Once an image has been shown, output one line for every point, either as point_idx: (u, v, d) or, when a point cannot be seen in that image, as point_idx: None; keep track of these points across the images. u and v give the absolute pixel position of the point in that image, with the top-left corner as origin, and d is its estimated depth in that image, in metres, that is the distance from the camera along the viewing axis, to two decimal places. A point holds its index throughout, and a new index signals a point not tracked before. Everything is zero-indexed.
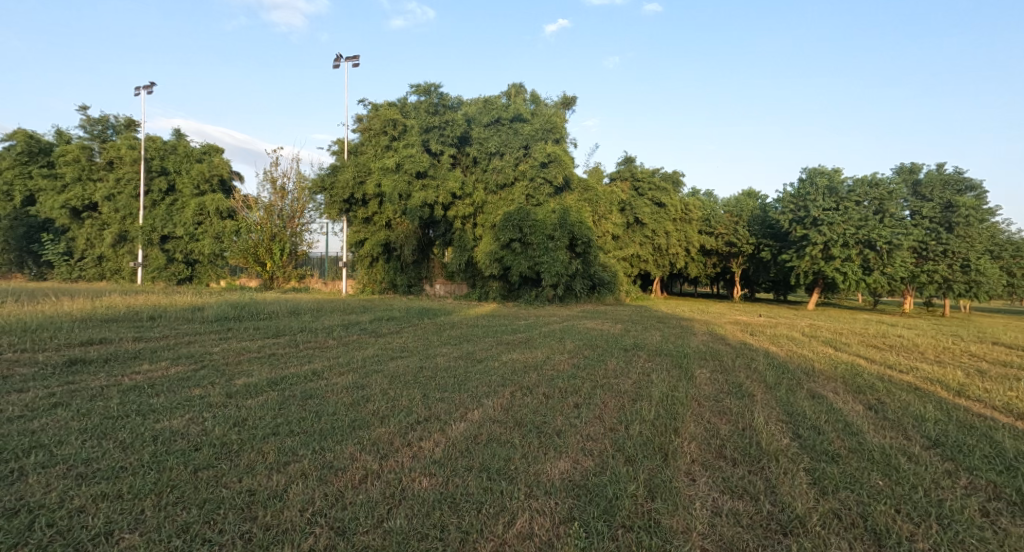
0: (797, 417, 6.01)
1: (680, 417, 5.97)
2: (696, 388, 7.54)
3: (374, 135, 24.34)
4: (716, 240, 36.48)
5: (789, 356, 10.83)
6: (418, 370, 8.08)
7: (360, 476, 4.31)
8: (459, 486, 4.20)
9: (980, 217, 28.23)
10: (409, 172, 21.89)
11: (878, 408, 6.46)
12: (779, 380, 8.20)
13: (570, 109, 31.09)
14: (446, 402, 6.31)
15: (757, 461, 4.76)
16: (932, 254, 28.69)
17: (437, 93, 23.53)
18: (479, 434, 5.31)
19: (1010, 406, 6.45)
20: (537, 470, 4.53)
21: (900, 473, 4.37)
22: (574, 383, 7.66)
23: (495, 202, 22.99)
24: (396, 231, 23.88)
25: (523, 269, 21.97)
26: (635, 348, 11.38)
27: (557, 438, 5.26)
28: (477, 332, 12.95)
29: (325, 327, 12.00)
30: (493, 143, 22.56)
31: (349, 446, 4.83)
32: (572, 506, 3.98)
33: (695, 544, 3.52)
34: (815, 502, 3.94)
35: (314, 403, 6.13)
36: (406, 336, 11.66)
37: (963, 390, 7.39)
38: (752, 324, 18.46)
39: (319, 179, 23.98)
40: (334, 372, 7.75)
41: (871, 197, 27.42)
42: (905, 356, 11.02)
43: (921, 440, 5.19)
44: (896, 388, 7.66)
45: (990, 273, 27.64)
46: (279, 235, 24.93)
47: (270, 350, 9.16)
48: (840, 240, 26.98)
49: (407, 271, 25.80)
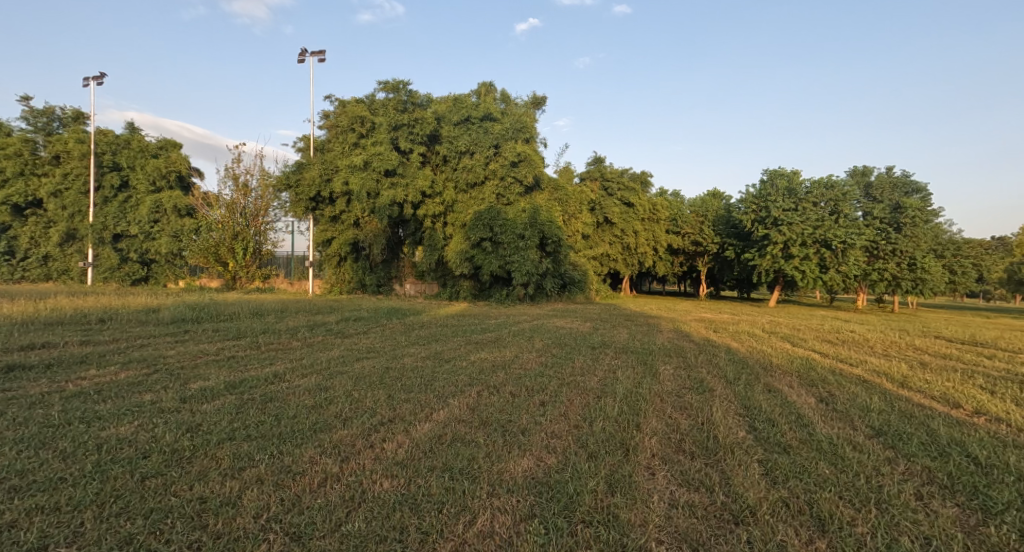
0: (753, 410, 6.20)
1: (643, 413, 6.08)
2: (659, 384, 7.69)
3: (341, 132, 23.76)
4: (682, 239, 37.27)
5: (749, 352, 11.17)
6: (384, 371, 7.98)
7: (319, 479, 4.24)
8: (420, 487, 4.17)
9: (925, 217, 29.65)
10: (377, 169, 21.69)
11: (828, 400, 6.71)
12: (738, 375, 8.44)
13: (540, 109, 31.22)
14: (411, 403, 6.24)
15: (714, 453, 4.89)
16: (882, 253, 29.87)
17: (406, 90, 23.25)
18: (443, 433, 5.29)
19: (948, 395, 6.82)
20: (500, 468, 4.53)
21: (845, 461, 4.56)
22: (541, 381, 7.68)
23: (464, 201, 22.89)
24: (365, 229, 23.54)
25: (494, 268, 21.94)
26: (602, 346, 11.54)
27: (521, 437, 5.26)
28: (446, 332, 12.88)
29: (290, 328, 11.76)
30: (463, 142, 22.31)
31: (309, 449, 4.74)
32: (533, 504, 3.99)
33: (652, 536, 3.59)
34: (766, 492, 4.07)
35: (275, 406, 5.99)
36: (373, 336, 11.52)
37: (906, 381, 7.77)
38: (716, 321, 18.97)
39: (284, 176, 23.41)
40: (296, 374, 7.57)
41: (827, 198, 28.56)
42: (857, 351, 11.54)
43: (865, 429, 5.43)
44: (847, 380, 7.98)
45: (936, 271, 29.16)
46: (242, 234, 24.10)
47: (229, 353, 8.90)
48: (799, 240, 27.93)
49: (376, 270, 25.51)
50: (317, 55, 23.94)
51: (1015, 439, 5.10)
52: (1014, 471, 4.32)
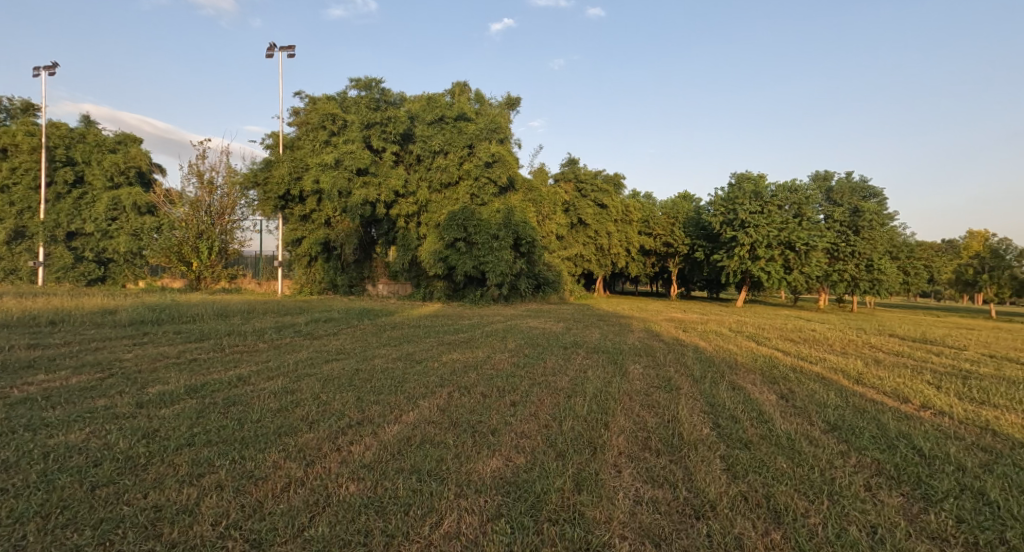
0: (717, 408, 6.34)
1: (611, 411, 6.18)
2: (628, 383, 7.81)
3: (312, 129, 23.31)
4: (653, 240, 37.80)
5: (716, 351, 11.45)
6: (353, 373, 7.85)
7: (282, 484, 4.15)
8: (387, 490, 4.13)
9: (881, 221, 31.07)
10: (349, 168, 21.42)
11: (788, 396, 6.94)
12: (704, 373, 8.64)
13: (513, 110, 31.31)
14: (381, 405, 6.18)
15: (679, 450, 5.00)
16: (842, 255, 31.00)
17: (379, 89, 23.00)
18: (413, 434, 5.26)
19: (898, 390, 7.13)
20: (468, 469, 4.53)
21: (801, 456, 4.72)
22: (512, 381, 7.72)
23: (438, 201, 22.69)
24: (336, 229, 23.20)
25: (468, 268, 21.92)
26: (574, 346, 11.66)
27: (490, 437, 5.27)
28: (419, 332, 12.84)
29: (257, 330, 11.49)
30: (437, 141, 22.16)
31: (273, 454, 4.64)
32: (501, 503, 4.01)
33: (615, 532, 3.64)
34: (727, 486, 4.18)
35: (238, 410, 5.84)
36: (345, 337, 11.39)
37: (861, 378, 8.08)
38: (685, 321, 19.40)
39: (252, 174, 22.80)
40: (261, 377, 7.40)
41: (791, 202, 29.55)
42: (817, 348, 11.96)
43: (821, 424, 5.61)
44: (807, 377, 8.24)
45: (891, 272, 30.41)
46: (207, 232, 23.19)
47: (191, 356, 8.63)
48: (765, 241, 28.67)
49: (347, 271, 25.17)
50: (286, 50, 23.41)
51: (958, 431, 5.36)
52: (954, 461, 4.55)
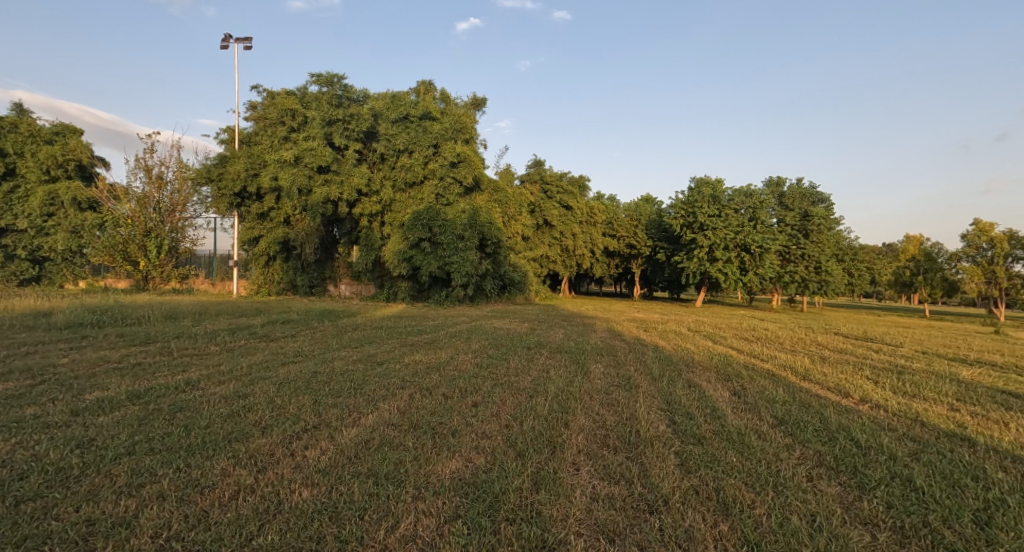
0: (673, 405, 6.51)
1: (572, 410, 6.25)
2: (589, 382, 7.94)
3: (270, 125, 22.62)
4: (617, 241, 38.37)
5: (675, 350, 11.73)
6: (311, 376, 7.66)
7: (230, 493, 4.02)
8: (342, 494, 4.05)
9: (828, 226, 32.65)
10: (310, 165, 20.93)
11: (741, 393, 7.19)
12: (663, 372, 8.83)
13: (479, 110, 31.29)
14: (339, 408, 6.05)
15: (635, 447, 5.10)
16: (794, 257, 32.33)
17: (341, 85, 22.46)
18: (371, 438, 5.18)
19: (840, 385, 7.49)
20: (427, 471, 4.49)
21: (750, 450, 4.89)
22: (475, 382, 7.71)
23: (403, 200, 22.46)
24: (295, 227, 22.59)
25: (433, 269, 21.70)
26: (538, 346, 11.74)
27: (451, 438, 5.26)
28: (382, 334, 12.67)
29: (208, 332, 11.07)
30: (401, 140, 21.86)
31: (222, 460, 4.50)
32: (458, 504, 3.99)
33: (571, 530, 3.69)
34: (680, 481, 4.29)
35: (184, 416, 5.61)
36: (303, 339, 11.09)
37: (808, 374, 8.44)
38: (647, 321, 19.78)
39: (204, 170, 21.79)
40: (211, 381, 7.14)
41: (746, 206, 30.69)
42: (769, 347, 12.44)
43: (770, 419, 5.83)
44: (758, 375, 8.55)
45: (837, 273, 31.96)
46: (155, 230, 22.22)
47: (134, 360, 8.25)
48: (722, 244, 29.60)
49: (308, 271, 24.48)
50: (242, 41, 22.59)
51: (892, 423, 5.66)
52: (887, 451, 4.81)
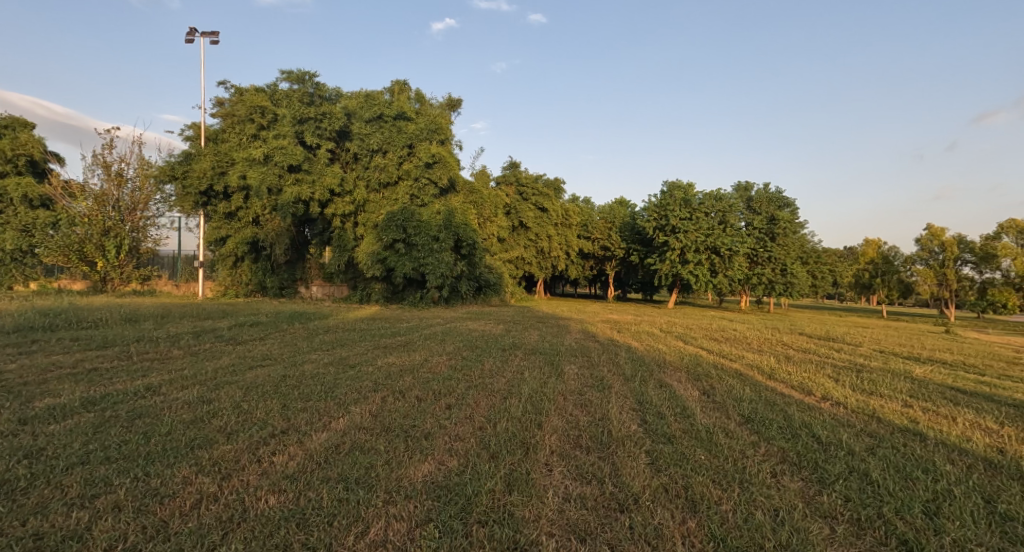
0: (645, 405, 6.63)
1: (545, 411, 6.30)
2: (563, 383, 8.00)
3: (238, 122, 22.10)
4: (592, 243, 38.71)
5: (647, 350, 11.91)
6: (279, 379, 7.52)
7: (192, 501, 3.93)
8: (310, 500, 4.00)
9: (794, 229, 33.62)
10: (280, 164, 20.55)
11: (710, 392, 7.35)
12: (635, 372, 8.97)
13: (455, 111, 31.23)
14: (309, 412, 5.96)
15: (607, 447, 5.18)
16: (761, 259, 33.18)
17: (313, 82, 22.11)
18: (342, 442, 5.13)
19: (803, 383, 7.74)
20: (399, 474, 4.47)
21: (717, 447, 5.02)
22: (449, 384, 7.69)
23: (377, 201, 22.22)
24: (265, 228, 22.10)
25: (407, 270, 21.52)
26: (513, 348, 11.76)
27: (424, 441, 5.24)
28: (354, 336, 12.50)
29: (171, 335, 10.75)
30: (375, 140, 21.65)
31: (183, 469, 4.39)
32: (430, 508, 3.99)
33: (543, 530, 3.72)
34: (650, 480, 4.38)
35: (143, 423, 5.45)
36: (272, 342, 10.86)
37: (774, 373, 8.68)
38: (621, 322, 20.01)
39: (168, 167, 21.22)
40: (173, 386, 6.94)
41: (716, 209, 31.40)
42: (738, 347, 12.76)
43: (736, 418, 5.99)
44: (726, 374, 8.76)
45: (802, 275, 32.96)
46: (114, 230, 21.47)
47: (90, 365, 7.95)
48: (693, 246, 30.18)
49: (278, 272, 24.14)
50: (209, 36, 22.04)
51: (851, 419, 5.88)
52: (845, 446, 5.01)
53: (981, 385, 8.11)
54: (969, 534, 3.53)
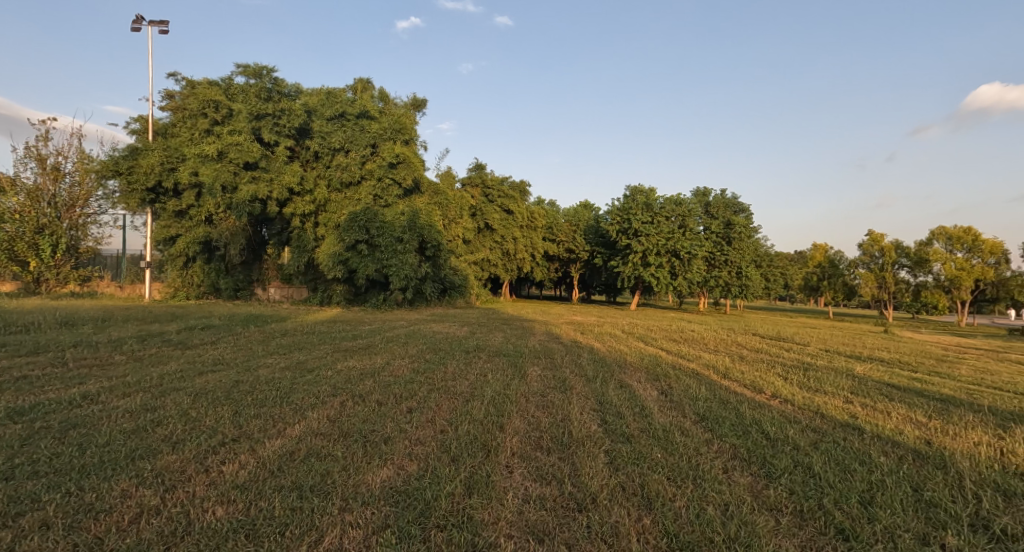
0: (605, 405, 6.73)
1: (507, 413, 6.31)
2: (525, 385, 8.03)
3: (190, 116, 21.25)
4: (557, 246, 39.01)
5: (608, 351, 12.08)
6: (231, 385, 7.25)
7: (130, 515, 3.76)
8: (261, 510, 3.89)
9: (749, 233, 34.79)
10: (234, 161, 19.93)
11: (667, 391, 7.53)
12: (598, 373, 9.08)
13: (419, 111, 30.96)
14: (262, 419, 5.79)
15: (568, 447, 5.23)
16: (718, 262, 34.17)
17: (270, 77, 21.48)
18: (297, 449, 5.00)
19: (755, 382, 8.02)
20: (357, 481, 4.39)
21: (673, 445, 5.14)
22: (411, 387, 7.60)
23: (338, 201, 21.74)
24: (218, 227, 21.33)
25: (370, 271, 21.20)
26: (476, 350, 11.72)
27: (383, 445, 5.17)
28: (313, 339, 12.22)
29: (113, 340, 10.24)
30: (337, 138, 21.24)
31: (122, 481, 4.19)
32: (388, 514, 3.93)
33: (501, 532, 3.72)
34: (608, 479, 4.44)
35: (78, 434, 5.16)
36: (224, 346, 10.47)
37: (729, 372, 8.94)
38: (584, 324, 20.24)
39: (110, 161, 20.09)
40: (113, 394, 6.61)
41: (676, 214, 32.14)
42: (695, 347, 13.11)
43: (691, 416, 6.14)
44: (684, 374, 8.98)
45: (756, 278, 34.18)
46: (50, 227, 20.30)
47: (20, 373, 7.48)
48: (655, 249, 30.82)
49: (232, 273, 23.50)
50: (158, 25, 21.15)
51: (798, 415, 6.12)
52: (791, 441, 5.21)
53: (915, 381, 8.60)
54: (898, 521, 3.73)
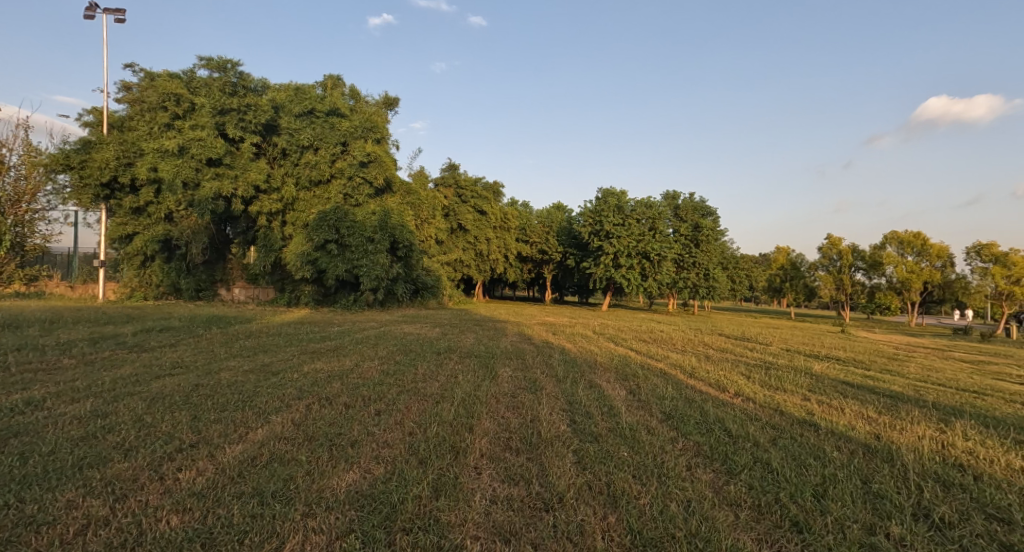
0: (575, 405, 6.76)
1: (476, 414, 6.28)
2: (496, 386, 8.00)
3: (149, 110, 20.50)
4: (530, 247, 39.11)
5: (579, 352, 12.17)
6: (190, 390, 7.01)
7: (77, 527, 3.59)
8: (219, 518, 3.77)
9: (715, 236, 35.56)
10: (196, 157, 19.32)
11: (635, 391, 7.62)
12: (568, 374, 9.13)
13: (391, 110, 30.62)
14: (222, 424, 5.61)
15: (536, 448, 5.23)
16: (687, 264, 34.79)
17: (235, 71, 20.90)
18: (259, 454, 4.86)
19: (720, 381, 8.18)
20: (321, 486, 4.30)
21: (640, 444, 5.20)
22: (379, 389, 7.49)
23: (307, 199, 21.33)
24: (179, 225, 20.67)
25: (339, 272, 20.86)
26: (448, 351, 11.65)
27: (349, 449, 5.07)
28: (279, 341, 11.94)
29: (62, 343, 9.79)
30: (306, 136, 20.83)
31: (67, 492, 4.00)
32: (353, 518, 3.86)
33: (467, 534, 3.70)
34: (575, 478, 4.46)
35: (20, 443, 4.90)
36: (183, 349, 10.12)
37: (695, 372, 9.09)
38: (557, 324, 20.34)
39: (60, 155, 19.16)
40: (61, 400, 6.31)
41: (647, 216, 32.62)
42: (663, 347, 13.32)
43: (658, 415, 6.23)
44: (652, 374, 9.09)
45: (722, 279, 35.01)
46: None
47: None
48: (626, 251, 31.22)
49: (194, 273, 22.64)
50: (114, 14, 20.33)
51: (760, 413, 6.27)
52: (753, 438, 5.33)
53: (866, 378, 8.94)
54: (849, 512, 3.85)
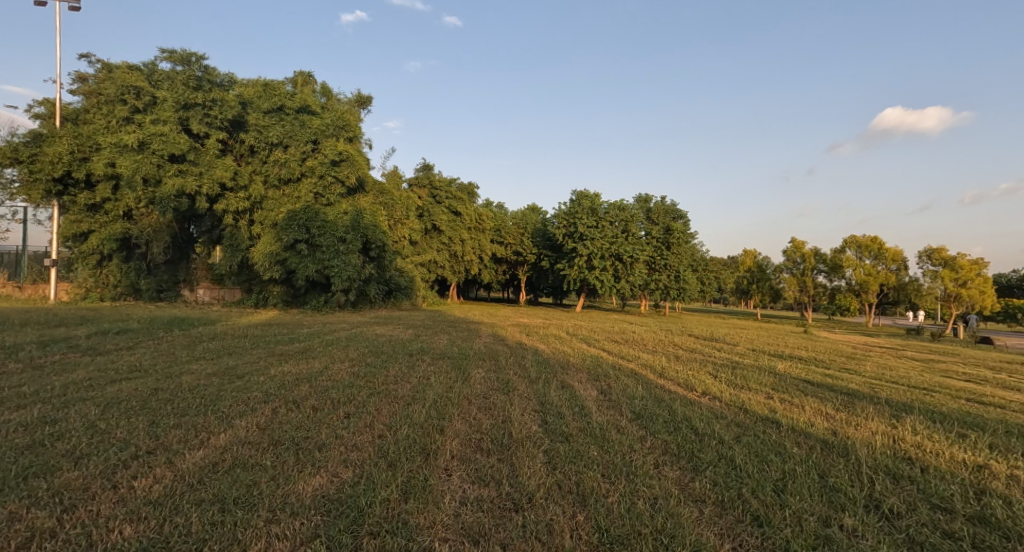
0: (546, 406, 6.76)
1: (447, 416, 6.22)
2: (467, 387, 7.96)
3: (107, 103, 19.77)
4: (505, 248, 39.11)
5: (552, 353, 12.21)
6: (149, 394, 6.76)
7: (20, 540, 3.41)
8: (176, 526, 3.64)
9: (685, 239, 36.15)
10: (158, 153, 18.69)
11: (606, 391, 7.68)
12: (540, 375, 9.15)
13: (364, 109, 30.25)
14: (183, 429, 5.43)
15: (507, 448, 5.22)
16: (659, 267, 35.27)
17: (200, 65, 20.36)
18: (220, 459, 4.72)
19: (689, 381, 8.31)
20: (286, 491, 4.19)
21: (609, 443, 5.23)
22: (349, 392, 7.36)
23: (275, 198, 20.87)
24: (140, 223, 19.97)
25: (310, 272, 20.45)
26: (420, 352, 11.55)
27: (316, 453, 4.96)
28: (246, 343, 11.62)
29: (10, 346, 9.33)
30: (274, 132, 20.42)
31: (11, 504, 3.79)
32: (318, 523, 3.77)
33: (436, 536, 3.65)
34: (545, 478, 4.46)
35: None
36: (141, 352, 9.75)
37: (665, 372, 9.21)
38: (531, 326, 20.39)
39: (9, 149, 18.28)
40: (6, 407, 5.99)
41: (619, 219, 33.00)
42: (635, 347, 13.47)
43: (628, 414, 6.29)
44: (623, 374, 9.17)
45: (692, 281, 35.64)
46: None
47: None
48: (599, 253, 31.51)
49: (155, 273, 22.04)
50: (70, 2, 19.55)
51: (726, 412, 6.38)
52: (719, 436, 5.43)
53: (827, 377, 9.21)
54: (807, 506, 3.95)
